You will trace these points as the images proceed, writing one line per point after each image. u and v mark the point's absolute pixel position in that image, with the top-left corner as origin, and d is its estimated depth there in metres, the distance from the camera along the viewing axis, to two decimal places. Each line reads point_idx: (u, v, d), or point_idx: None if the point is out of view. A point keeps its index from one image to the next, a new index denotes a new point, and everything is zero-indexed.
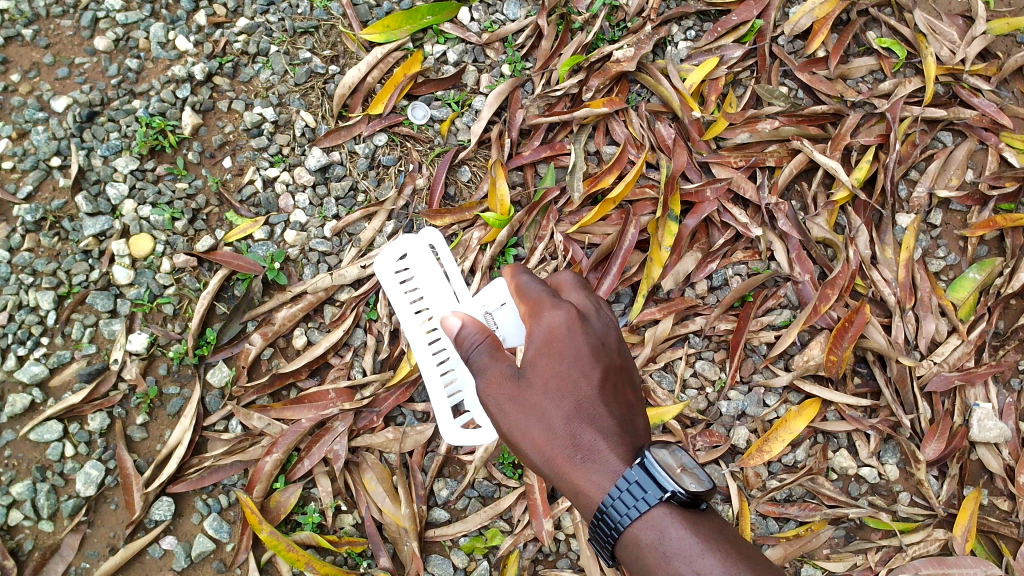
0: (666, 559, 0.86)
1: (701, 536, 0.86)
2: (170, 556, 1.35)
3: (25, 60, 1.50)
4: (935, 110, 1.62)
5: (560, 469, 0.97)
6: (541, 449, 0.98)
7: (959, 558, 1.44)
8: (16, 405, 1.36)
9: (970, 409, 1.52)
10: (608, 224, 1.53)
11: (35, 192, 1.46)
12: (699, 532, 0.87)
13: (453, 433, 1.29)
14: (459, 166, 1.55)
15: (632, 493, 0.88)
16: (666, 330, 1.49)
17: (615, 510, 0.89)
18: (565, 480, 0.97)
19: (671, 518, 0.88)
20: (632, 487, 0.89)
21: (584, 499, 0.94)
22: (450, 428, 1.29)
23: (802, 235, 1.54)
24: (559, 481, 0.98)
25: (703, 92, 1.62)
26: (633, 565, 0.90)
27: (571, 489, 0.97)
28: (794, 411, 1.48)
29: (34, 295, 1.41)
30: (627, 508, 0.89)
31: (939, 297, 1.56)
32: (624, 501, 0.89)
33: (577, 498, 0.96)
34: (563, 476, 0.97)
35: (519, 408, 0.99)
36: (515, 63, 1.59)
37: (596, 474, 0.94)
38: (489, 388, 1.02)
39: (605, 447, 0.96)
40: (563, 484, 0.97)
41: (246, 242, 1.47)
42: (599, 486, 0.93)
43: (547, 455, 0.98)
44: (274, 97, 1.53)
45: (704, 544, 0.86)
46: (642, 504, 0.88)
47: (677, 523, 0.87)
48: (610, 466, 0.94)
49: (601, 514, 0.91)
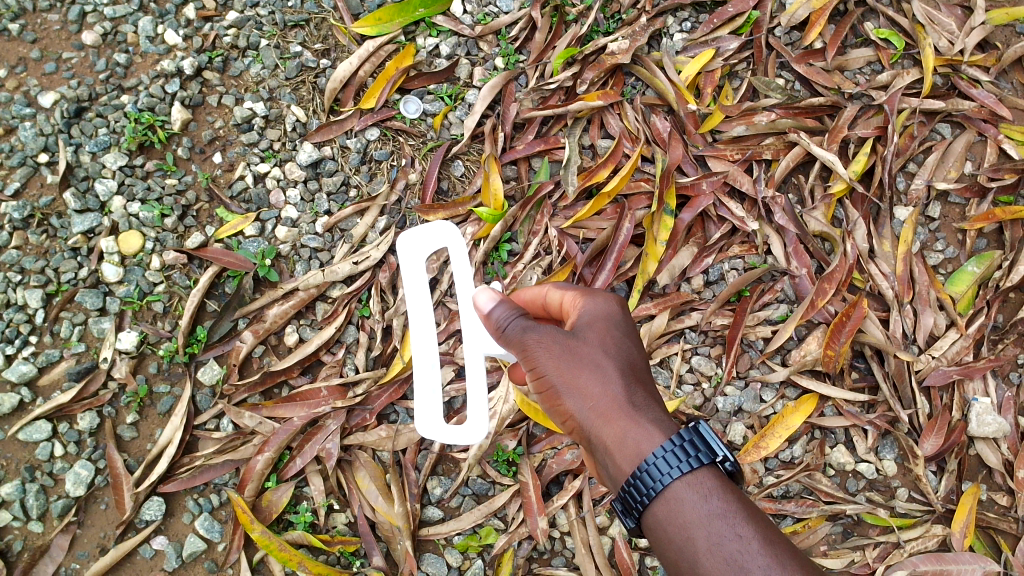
0: (704, 518, 0.90)
1: (739, 501, 0.91)
2: (160, 556, 1.34)
3: (12, 56, 1.49)
4: (933, 101, 1.60)
5: (609, 419, 0.98)
6: (595, 397, 0.99)
7: (957, 554, 1.42)
8: (5, 405, 1.35)
9: (968, 404, 1.50)
10: (604, 218, 1.51)
11: (23, 188, 1.44)
12: (735, 498, 0.92)
13: (434, 429, 1.11)
14: (451, 161, 1.53)
15: (681, 451, 0.92)
16: (661, 326, 1.47)
17: (658, 467, 0.92)
18: (612, 431, 0.98)
19: (710, 483, 0.92)
20: (682, 446, 0.92)
21: (630, 450, 0.96)
22: (429, 424, 1.12)
23: (799, 228, 1.52)
24: (602, 433, 0.99)
25: (699, 84, 1.61)
26: (662, 525, 0.92)
27: (615, 438, 0.98)
28: (791, 407, 1.46)
29: (23, 293, 1.39)
30: (671, 466, 0.92)
31: (937, 291, 1.55)
32: (668, 459, 0.92)
33: (622, 448, 0.97)
34: (612, 426, 0.98)
35: (577, 357, 1.00)
36: (508, 56, 1.58)
37: (649, 426, 0.97)
38: (544, 340, 1.01)
39: (653, 408, 1.00)
40: (608, 435, 0.98)
41: (236, 239, 1.45)
42: (652, 436, 0.95)
43: (597, 405, 0.99)
44: (265, 91, 1.52)
45: (743, 509, 0.91)
46: (687, 464, 0.92)
47: (716, 488, 0.92)
48: (663, 422, 0.98)
49: (642, 470, 0.93)
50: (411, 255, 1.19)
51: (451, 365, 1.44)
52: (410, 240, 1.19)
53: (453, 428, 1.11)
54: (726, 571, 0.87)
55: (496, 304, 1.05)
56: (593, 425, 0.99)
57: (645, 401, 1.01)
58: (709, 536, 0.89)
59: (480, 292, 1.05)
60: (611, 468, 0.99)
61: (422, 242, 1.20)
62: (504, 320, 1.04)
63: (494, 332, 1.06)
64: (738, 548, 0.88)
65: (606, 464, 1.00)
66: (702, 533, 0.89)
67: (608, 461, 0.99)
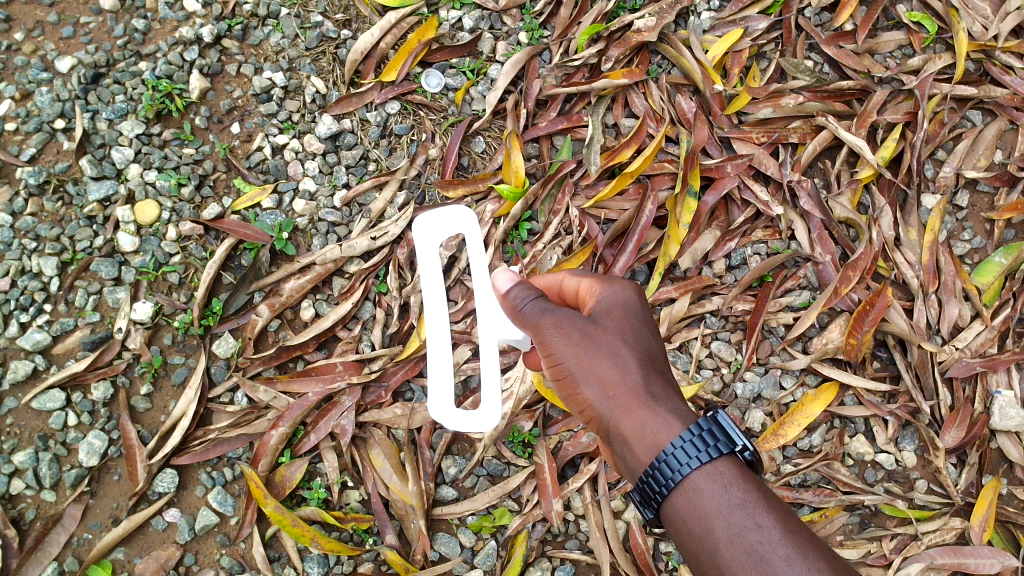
0: (723, 509, 0.88)
1: (758, 491, 0.90)
2: (173, 529, 1.33)
3: (29, 19, 1.46)
4: (965, 88, 1.57)
5: (627, 410, 0.97)
6: (612, 386, 0.98)
7: (976, 548, 1.40)
8: (18, 372, 1.33)
9: (991, 396, 1.48)
10: (626, 199, 1.48)
11: (39, 154, 1.42)
12: (755, 488, 0.90)
13: (446, 415, 1.10)
14: (472, 137, 1.50)
15: (700, 440, 0.90)
16: (682, 309, 1.45)
17: (676, 458, 0.91)
18: (630, 421, 0.96)
19: (729, 474, 0.91)
20: (701, 435, 0.91)
21: (648, 439, 0.94)
22: (441, 409, 1.11)
23: (824, 214, 1.49)
24: (619, 423, 0.97)
25: (726, 65, 1.57)
26: (681, 515, 0.91)
27: (633, 428, 0.96)
28: (811, 395, 1.44)
29: (37, 261, 1.38)
30: (689, 456, 0.90)
31: (963, 281, 1.52)
32: (687, 449, 0.91)
33: (640, 438, 0.95)
34: (630, 416, 0.96)
35: (595, 344, 0.99)
36: (532, 31, 1.55)
37: (667, 416, 0.95)
38: (560, 326, 1.00)
39: (671, 397, 0.98)
40: (626, 425, 0.97)
41: (254, 211, 1.43)
42: (670, 427, 0.94)
43: (615, 395, 0.97)
44: (284, 61, 1.49)
45: (763, 499, 0.89)
46: (706, 454, 0.90)
47: (736, 477, 0.90)
48: (682, 412, 0.96)
49: (660, 460, 0.92)
50: (427, 240, 1.18)
51: (468, 344, 1.42)
52: (425, 222, 1.18)
53: (464, 414, 1.09)
54: (746, 562, 0.86)
55: (514, 284, 1.04)
56: (611, 414, 0.98)
57: (664, 391, 0.99)
58: (729, 527, 0.87)
59: (500, 273, 1.05)
60: (629, 458, 0.97)
61: (438, 228, 1.18)
62: (520, 301, 1.03)
63: (511, 314, 1.05)
64: (758, 539, 0.86)
65: (624, 455, 0.98)
66: (721, 524, 0.87)
67: (626, 451, 0.97)
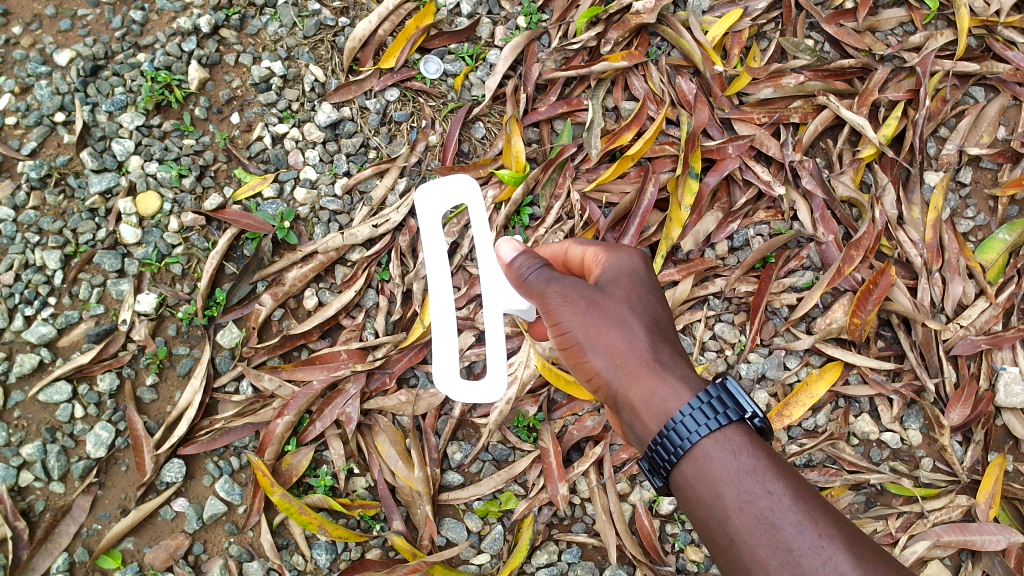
0: (733, 475, 0.88)
1: (768, 457, 0.90)
2: (181, 518, 1.33)
3: (27, 12, 1.46)
4: (967, 64, 1.56)
5: (635, 378, 0.97)
6: (620, 355, 0.98)
7: (981, 525, 1.41)
8: (25, 365, 1.34)
9: (996, 373, 1.48)
10: (627, 181, 1.48)
11: (39, 148, 1.42)
12: (765, 454, 0.90)
13: (452, 386, 1.10)
14: (472, 123, 1.50)
15: (709, 407, 0.90)
16: (685, 292, 1.44)
17: (685, 426, 0.91)
18: (638, 389, 0.97)
19: (738, 440, 0.90)
20: (710, 403, 0.90)
21: (657, 407, 0.94)
22: (447, 380, 1.10)
23: (826, 194, 1.48)
24: (628, 391, 0.98)
25: (726, 45, 1.57)
26: (691, 483, 0.91)
27: (642, 397, 0.96)
28: (815, 375, 1.44)
29: (41, 254, 1.38)
30: (699, 424, 0.90)
31: (967, 259, 1.52)
32: (696, 417, 0.90)
33: (649, 407, 0.96)
34: (638, 385, 0.97)
35: (601, 312, 0.99)
36: (531, 15, 1.54)
37: (676, 383, 0.95)
38: (566, 294, 1.00)
39: (679, 364, 0.99)
40: (634, 393, 0.97)
41: (255, 201, 1.44)
42: (679, 394, 0.94)
43: (623, 362, 0.98)
44: (283, 51, 1.49)
45: (773, 466, 0.89)
46: (715, 421, 0.90)
47: (745, 445, 0.90)
48: (689, 379, 0.96)
49: (669, 429, 0.92)
50: (430, 211, 1.17)
51: (471, 330, 1.42)
52: (428, 195, 1.17)
53: (472, 384, 1.09)
54: (757, 529, 0.86)
55: (519, 254, 1.04)
56: (619, 383, 0.98)
57: (672, 359, 0.99)
58: (739, 494, 0.87)
59: (502, 243, 1.04)
60: (638, 427, 0.98)
61: (441, 199, 1.17)
62: (525, 270, 1.03)
63: (518, 283, 1.05)
64: (769, 506, 0.86)
65: (633, 423, 0.99)
66: (731, 492, 0.87)
67: (634, 420, 0.98)
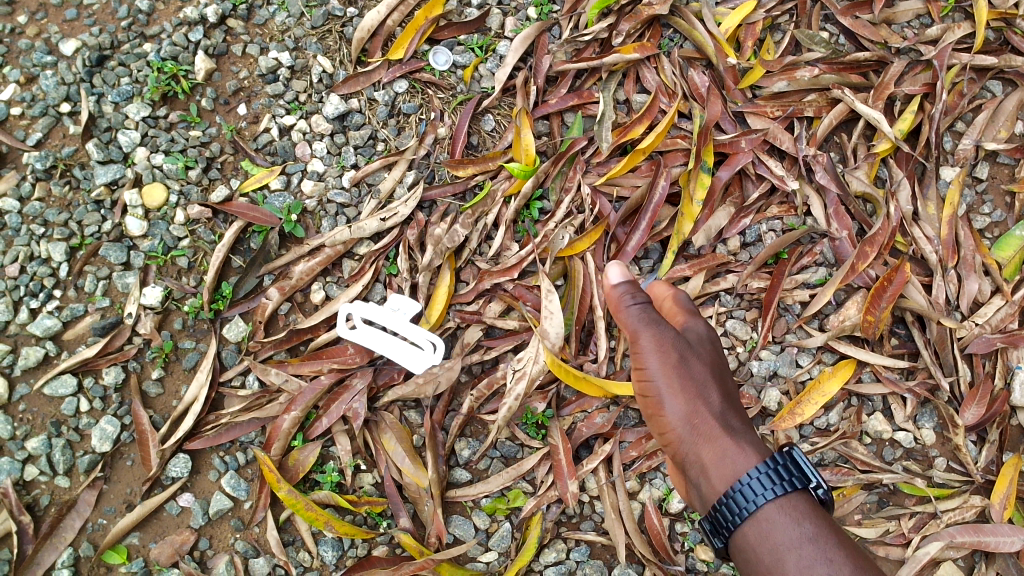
0: (795, 541, 0.92)
1: (830, 528, 0.93)
2: (187, 513, 1.32)
3: (32, 1, 1.44)
4: (985, 58, 1.53)
5: (707, 439, 1.03)
6: (698, 415, 1.04)
7: (995, 526, 1.39)
8: (30, 358, 1.33)
9: (1011, 372, 1.46)
10: (638, 175, 1.46)
11: (45, 139, 1.41)
12: (827, 524, 0.94)
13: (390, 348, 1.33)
14: (482, 115, 1.48)
15: (776, 473, 0.95)
16: (696, 288, 1.44)
17: (750, 490, 0.95)
18: (710, 449, 1.03)
19: (802, 508, 0.95)
20: (777, 469, 0.95)
21: (727, 469, 1.00)
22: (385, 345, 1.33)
23: (841, 189, 1.46)
24: (699, 450, 1.04)
25: (740, 37, 1.54)
26: (753, 546, 0.95)
27: (712, 455, 1.03)
28: (828, 372, 1.42)
29: (46, 246, 1.37)
30: (765, 488, 0.95)
31: (983, 256, 1.49)
32: (761, 481, 0.95)
33: (718, 468, 1.01)
34: (710, 446, 1.03)
35: (687, 368, 1.06)
36: (541, 6, 1.51)
37: (749, 450, 1.01)
38: (655, 344, 1.06)
39: (747, 432, 1.05)
40: (706, 453, 1.03)
41: (262, 193, 1.42)
42: (749, 458, 1.00)
43: (700, 424, 1.04)
44: (290, 41, 1.47)
45: (834, 536, 0.92)
46: (780, 487, 0.95)
47: (809, 513, 0.94)
48: (757, 449, 1.02)
49: (735, 491, 0.97)
50: None
51: (478, 325, 1.40)
52: None
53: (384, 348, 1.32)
54: None
55: (624, 281, 1.10)
56: (692, 441, 1.05)
57: (740, 429, 1.06)
58: (800, 561, 0.90)
59: (613, 268, 1.10)
60: (704, 487, 1.03)
61: None
62: (620, 306, 1.09)
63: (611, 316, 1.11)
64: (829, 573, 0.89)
65: (699, 483, 1.05)
66: (793, 558, 0.91)
67: (701, 479, 1.03)
